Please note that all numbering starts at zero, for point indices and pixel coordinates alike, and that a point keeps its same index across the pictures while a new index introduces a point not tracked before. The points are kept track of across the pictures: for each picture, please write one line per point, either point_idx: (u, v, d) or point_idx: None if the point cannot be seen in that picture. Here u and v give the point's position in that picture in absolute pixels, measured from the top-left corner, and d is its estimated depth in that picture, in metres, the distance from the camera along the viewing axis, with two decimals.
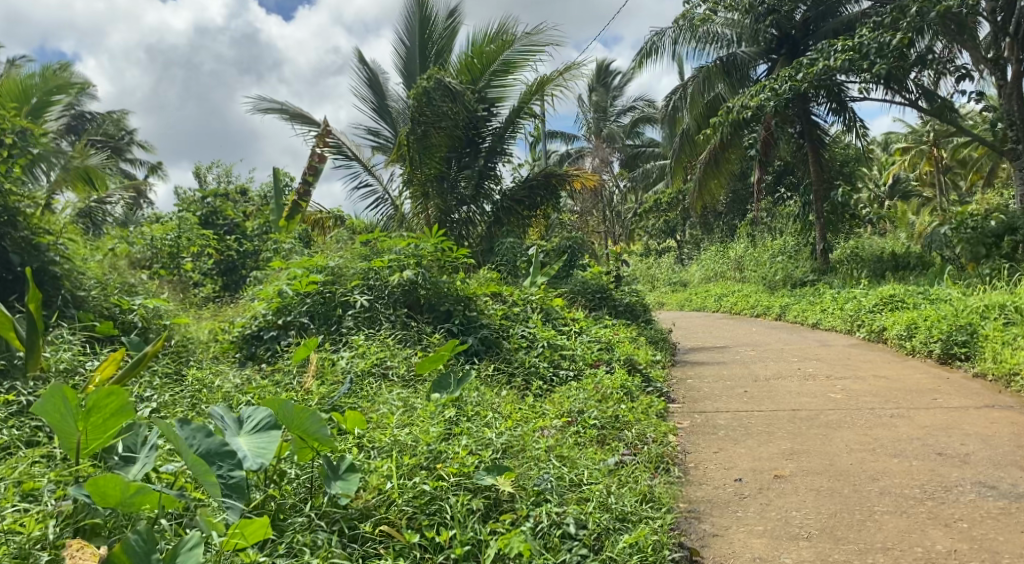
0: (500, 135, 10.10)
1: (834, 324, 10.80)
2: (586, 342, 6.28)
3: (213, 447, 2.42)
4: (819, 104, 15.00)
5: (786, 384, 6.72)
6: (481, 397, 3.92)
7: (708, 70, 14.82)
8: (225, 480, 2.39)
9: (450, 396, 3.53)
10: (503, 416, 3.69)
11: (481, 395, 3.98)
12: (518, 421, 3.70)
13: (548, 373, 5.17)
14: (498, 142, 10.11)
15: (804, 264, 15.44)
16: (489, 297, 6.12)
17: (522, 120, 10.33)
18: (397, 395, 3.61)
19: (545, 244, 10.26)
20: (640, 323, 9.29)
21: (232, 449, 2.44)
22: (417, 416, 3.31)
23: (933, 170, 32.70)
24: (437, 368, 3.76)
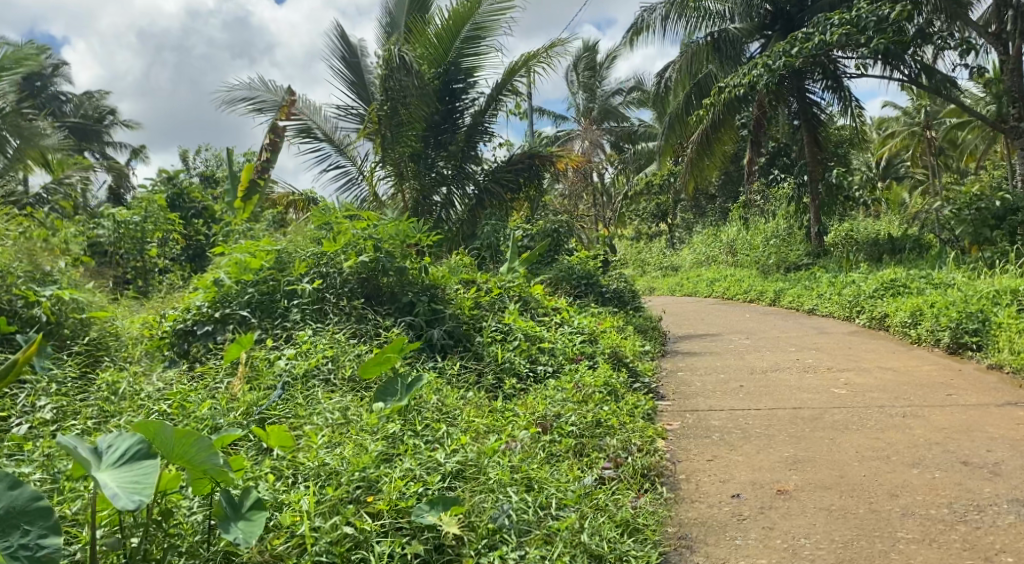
0: (481, 114, 9.56)
1: (832, 311, 10.31)
2: (568, 333, 5.75)
3: (18, 506, 2.06)
4: (814, 82, 14.37)
5: (785, 377, 6.22)
6: (440, 405, 3.39)
7: (696, 49, 14.35)
8: (34, 550, 2.05)
9: (398, 404, 3.01)
10: (461, 428, 3.18)
11: (440, 402, 3.45)
12: (480, 434, 3.17)
13: (523, 372, 4.64)
14: (479, 119, 9.56)
15: (798, 247, 14.94)
16: (462, 285, 5.58)
17: (504, 97, 9.73)
18: (335, 403, 3.08)
19: (529, 227, 9.67)
20: (628, 311, 8.77)
21: (45, 508, 2.09)
22: (354, 431, 2.79)
23: (925, 151, 32.27)
24: (384, 373, 3.29)
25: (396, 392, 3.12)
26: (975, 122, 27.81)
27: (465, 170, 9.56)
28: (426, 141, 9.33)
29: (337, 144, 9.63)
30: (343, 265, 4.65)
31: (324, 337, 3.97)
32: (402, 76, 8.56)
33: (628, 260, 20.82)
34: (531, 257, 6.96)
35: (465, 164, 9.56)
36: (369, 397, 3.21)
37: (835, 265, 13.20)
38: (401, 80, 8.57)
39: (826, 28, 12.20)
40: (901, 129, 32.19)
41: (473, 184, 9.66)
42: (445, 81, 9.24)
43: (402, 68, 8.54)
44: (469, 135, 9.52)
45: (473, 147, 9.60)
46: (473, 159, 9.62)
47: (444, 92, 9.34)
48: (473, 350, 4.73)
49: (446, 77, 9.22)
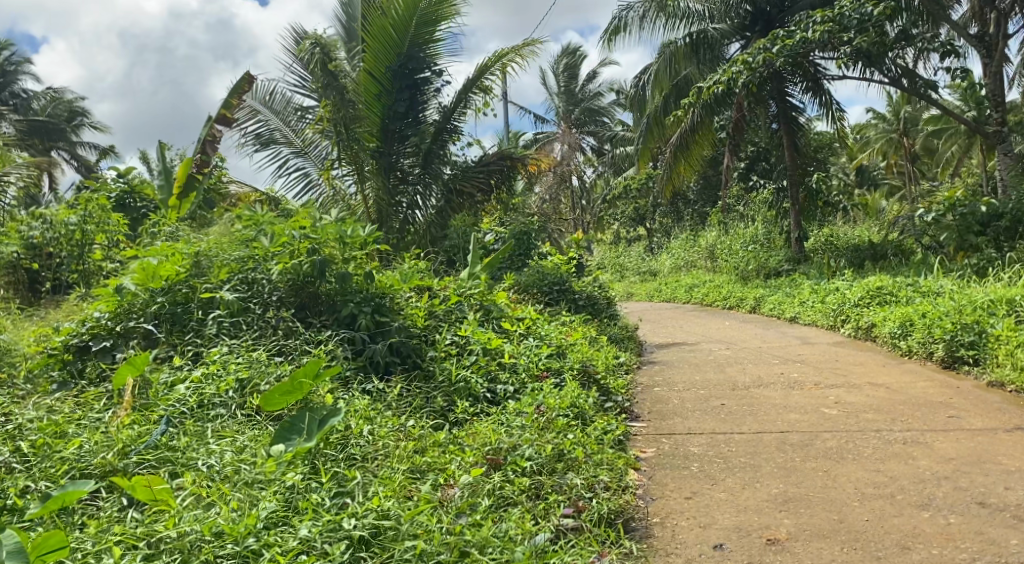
0: (449, 113, 9.00)
1: (815, 319, 9.87)
2: (532, 346, 5.19)
3: None
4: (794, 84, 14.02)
5: (770, 394, 5.72)
6: (371, 446, 2.93)
7: (676, 51, 13.93)
8: None
9: (303, 446, 2.68)
10: (387, 478, 2.67)
11: (372, 442, 2.96)
12: (407, 489, 2.63)
13: (480, 394, 4.11)
14: (446, 120, 9.01)
15: (777, 253, 14.53)
16: (415, 292, 5.02)
17: (473, 96, 9.16)
18: (221, 447, 2.70)
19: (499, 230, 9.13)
20: (601, 320, 8.26)
21: None
22: (232, 485, 2.46)
23: (902, 158, 32.26)
24: (291, 405, 2.92)
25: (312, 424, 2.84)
26: (951, 128, 27.71)
27: (432, 168, 9.02)
28: (386, 136, 8.74)
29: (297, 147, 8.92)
30: (269, 270, 4.07)
31: (237, 361, 3.39)
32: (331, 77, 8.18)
33: (606, 264, 20.35)
34: (497, 261, 6.41)
35: (430, 160, 9.01)
36: (268, 436, 2.86)
37: (817, 272, 12.80)
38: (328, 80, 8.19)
39: (807, 26, 11.79)
40: (878, 135, 32.07)
41: (440, 182, 9.10)
42: (410, 69, 8.56)
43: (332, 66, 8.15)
44: (438, 129, 8.98)
45: (443, 143, 9.08)
46: (439, 157, 9.08)
47: (408, 81, 8.63)
48: (422, 370, 4.21)
49: (411, 64, 8.52)
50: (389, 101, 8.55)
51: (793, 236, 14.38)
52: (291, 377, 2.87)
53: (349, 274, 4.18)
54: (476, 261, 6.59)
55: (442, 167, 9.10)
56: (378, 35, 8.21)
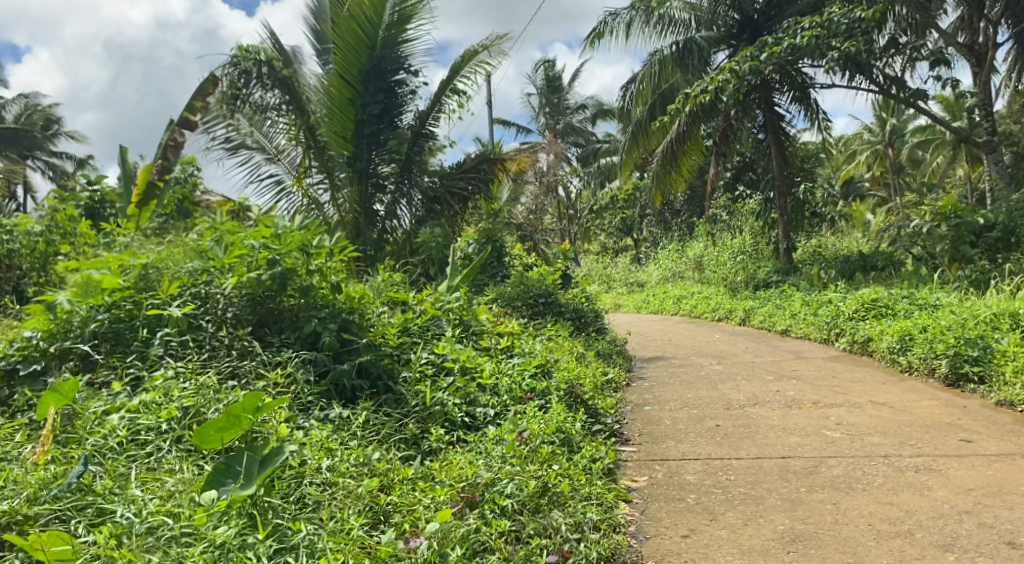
0: (424, 118, 8.74)
1: (808, 332, 9.58)
2: (514, 364, 4.84)
3: None
4: (782, 94, 13.82)
5: (767, 414, 5.41)
6: (327, 496, 2.67)
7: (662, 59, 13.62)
8: None
9: (239, 493, 2.48)
10: (340, 548, 2.35)
11: (326, 490, 2.71)
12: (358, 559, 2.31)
13: (456, 418, 3.82)
14: (422, 124, 8.75)
15: (765, 263, 14.28)
16: (389, 307, 4.68)
17: (448, 100, 8.92)
18: (145, 494, 2.48)
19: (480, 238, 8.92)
20: (588, 334, 7.92)
21: None
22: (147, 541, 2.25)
23: (888, 170, 32.27)
24: (227, 439, 2.72)
25: (249, 463, 2.64)
26: (937, 139, 27.65)
27: (409, 176, 8.78)
28: (360, 142, 8.46)
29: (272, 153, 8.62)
30: (221, 285, 3.71)
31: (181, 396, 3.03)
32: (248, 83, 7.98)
33: (592, 275, 20.05)
34: (477, 273, 6.06)
35: (408, 167, 8.77)
36: (198, 479, 2.64)
37: (807, 282, 12.55)
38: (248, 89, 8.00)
39: (796, 34, 11.58)
40: (864, 146, 31.99)
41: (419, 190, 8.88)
42: (381, 69, 8.33)
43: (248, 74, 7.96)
44: (415, 132, 8.70)
45: (420, 149, 8.84)
46: (417, 164, 8.86)
47: (380, 82, 8.38)
48: (392, 394, 3.90)
49: (383, 64, 8.30)
50: (362, 105, 8.33)
51: (781, 246, 14.13)
52: (227, 411, 2.65)
53: (313, 287, 3.85)
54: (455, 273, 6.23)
55: (421, 173, 8.90)
56: (351, 35, 8.04)
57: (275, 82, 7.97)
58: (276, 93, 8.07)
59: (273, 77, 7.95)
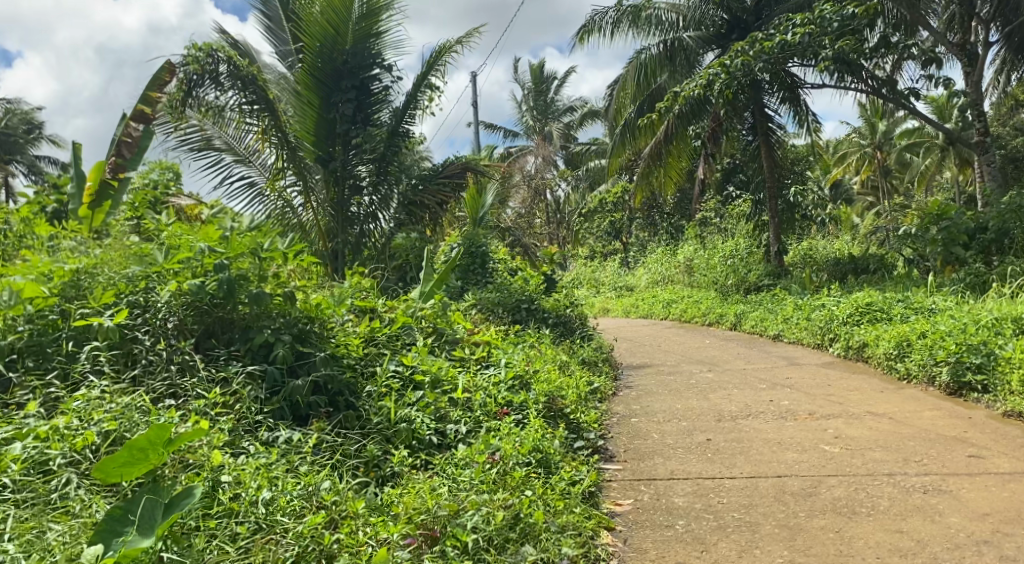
0: (401, 115, 8.39)
1: (801, 338, 9.29)
2: (489, 377, 4.50)
3: None
4: (771, 95, 13.53)
5: (761, 427, 5.09)
6: (257, 541, 2.38)
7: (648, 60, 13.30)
8: None
9: (132, 546, 2.19)
10: None
11: (255, 540, 2.38)
12: None
13: (424, 437, 3.53)
14: (399, 122, 8.38)
15: (755, 266, 14.01)
16: (354, 315, 4.33)
17: (424, 96, 8.62)
18: (38, 549, 2.22)
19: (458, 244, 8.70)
20: (573, 340, 7.60)
21: None
22: None
23: (876, 172, 32.18)
24: (128, 470, 2.44)
25: (150, 508, 2.36)
26: (925, 142, 27.56)
27: (387, 177, 8.43)
28: (331, 138, 8.22)
29: (241, 155, 8.22)
30: (160, 292, 3.34)
31: (103, 424, 2.68)
32: (201, 86, 7.41)
33: (581, 279, 19.71)
34: (451, 277, 5.70)
35: (385, 167, 8.38)
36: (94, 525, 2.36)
37: (798, 285, 12.28)
38: (201, 92, 7.44)
39: (787, 31, 11.31)
40: (852, 148, 31.85)
41: (397, 192, 8.60)
42: (353, 65, 8.06)
43: (201, 75, 7.38)
44: (392, 130, 8.31)
45: (397, 148, 8.40)
46: (394, 164, 8.43)
47: (353, 79, 8.09)
48: (354, 410, 3.58)
49: (354, 60, 8.04)
50: (333, 103, 8.09)
51: (772, 249, 13.86)
52: (128, 446, 2.37)
53: (265, 296, 3.44)
54: (429, 278, 5.86)
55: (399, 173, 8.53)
56: (316, 30, 7.81)
57: (234, 81, 7.47)
58: (234, 93, 7.55)
59: (232, 76, 7.44)
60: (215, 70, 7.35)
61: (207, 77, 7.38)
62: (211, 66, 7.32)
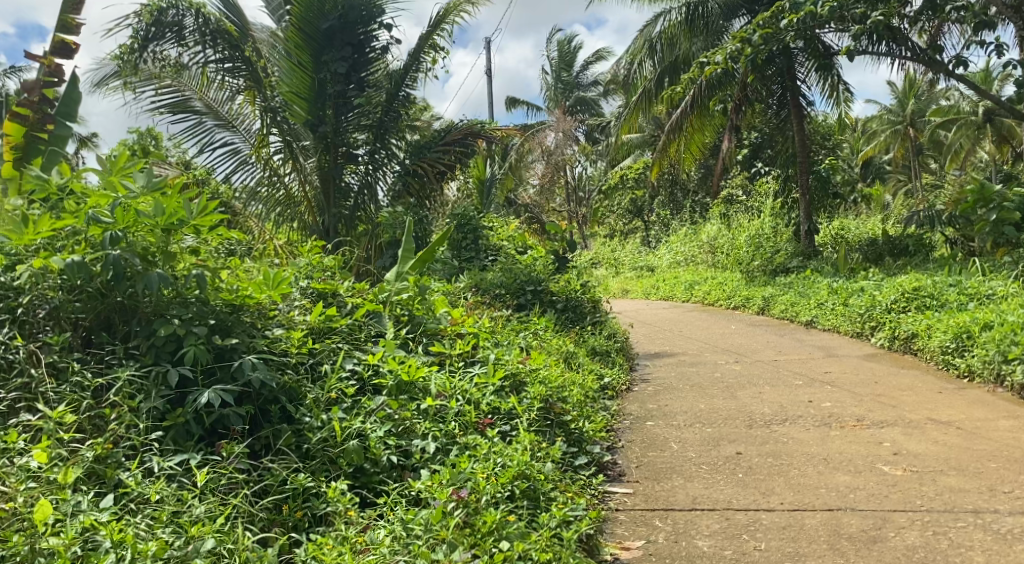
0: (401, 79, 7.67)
1: (837, 325, 8.42)
2: (473, 374, 3.73)
3: None
4: (802, 65, 12.61)
5: (801, 437, 4.27)
6: None
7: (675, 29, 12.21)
8: None
9: None
10: None
11: None
12: None
13: (381, 457, 2.82)
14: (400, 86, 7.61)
15: (784, 246, 13.09)
16: (305, 298, 3.59)
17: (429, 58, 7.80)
18: None
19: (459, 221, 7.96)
20: (583, 327, 6.79)
21: None
22: None
23: (907, 150, 30.84)
24: None
25: None
26: (960, 119, 26.26)
27: (385, 146, 7.76)
28: (321, 100, 7.37)
29: (224, 120, 7.47)
30: (20, 270, 2.69)
31: None
32: (161, 40, 6.73)
33: (599, 259, 18.85)
34: (434, 256, 4.90)
35: (383, 135, 7.69)
36: None
37: (831, 267, 11.37)
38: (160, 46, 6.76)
39: None
40: (884, 125, 30.44)
41: (393, 162, 7.90)
42: (348, 19, 7.26)
43: (162, 28, 6.68)
44: (391, 98, 7.60)
45: (396, 116, 7.70)
46: (394, 131, 7.77)
47: (347, 36, 7.36)
48: (292, 422, 2.86)
49: (350, 13, 7.22)
50: (324, 61, 7.27)
51: (802, 228, 12.87)
52: None
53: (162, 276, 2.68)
54: (409, 258, 5.02)
55: (395, 141, 7.86)
56: None
57: (199, 37, 6.80)
58: (199, 49, 6.88)
59: (197, 32, 6.77)
60: (179, 23, 6.70)
61: (168, 31, 6.70)
62: (175, 19, 6.68)
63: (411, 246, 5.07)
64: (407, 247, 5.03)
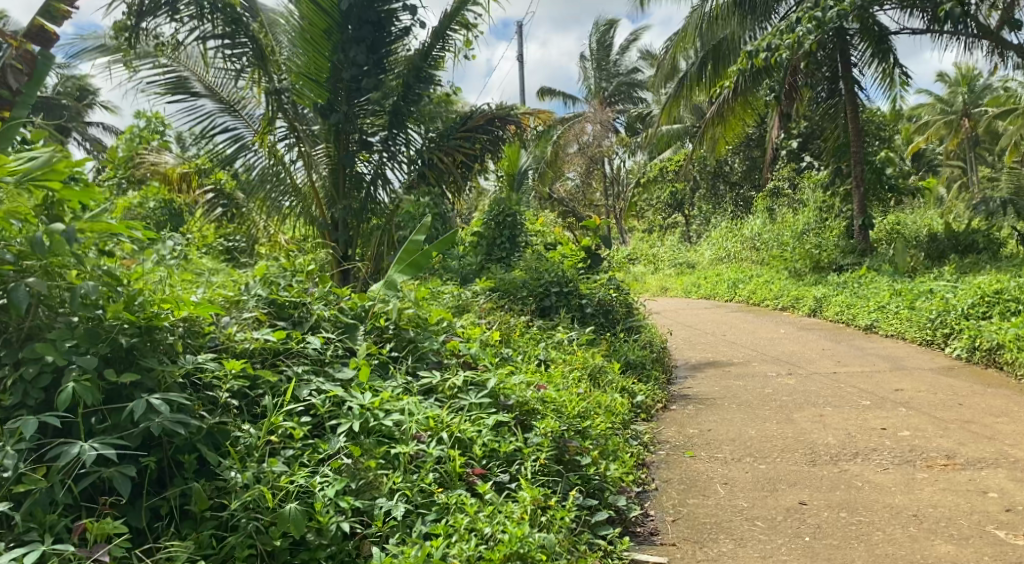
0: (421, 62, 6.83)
1: (901, 331, 7.51)
2: (470, 400, 3.00)
3: None
4: (857, 49, 11.40)
5: (879, 480, 3.46)
6: None
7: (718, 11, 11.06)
8: None
9: None
10: None
11: None
12: None
13: (329, 526, 2.13)
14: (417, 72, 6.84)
15: (835, 242, 12.09)
16: (259, 308, 2.90)
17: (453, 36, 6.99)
18: None
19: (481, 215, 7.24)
20: (614, 335, 6.02)
21: None
22: None
23: (962, 142, 29.23)
24: None
25: None
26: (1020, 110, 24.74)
27: (399, 134, 7.02)
28: (336, 90, 6.60)
29: (225, 104, 6.86)
30: None
31: None
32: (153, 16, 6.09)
33: (636, 255, 17.96)
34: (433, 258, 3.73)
35: (399, 119, 6.93)
36: None
37: (889, 264, 10.39)
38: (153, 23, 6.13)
39: None
40: (936, 116, 28.93)
41: (409, 150, 7.14)
42: None
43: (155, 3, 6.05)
44: (406, 81, 6.82)
45: (416, 99, 6.96)
46: (411, 117, 7.01)
47: (367, 13, 6.47)
48: (213, 478, 2.18)
49: None
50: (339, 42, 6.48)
51: (855, 223, 11.77)
52: None
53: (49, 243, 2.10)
54: (405, 258, 3.74)
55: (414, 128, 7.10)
56: None
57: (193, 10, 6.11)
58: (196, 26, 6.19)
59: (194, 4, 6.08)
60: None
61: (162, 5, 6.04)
62: None
63: (416, 241, 3.78)
64: (410, 241, 3.77)
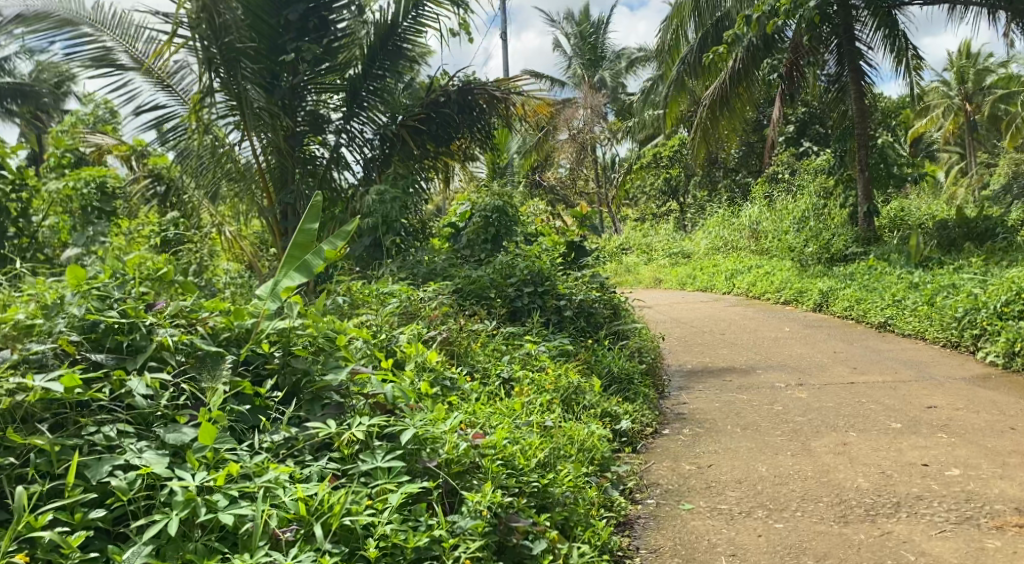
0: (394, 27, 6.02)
1: (921, 331, 6.66)
2: (375, 463, 2.10)
3: None
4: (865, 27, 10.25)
5: (930, 548, 2.64)
6: None
7: None
8: None
9: None
10: None
11: None
12: None
13: None
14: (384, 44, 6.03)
15: (840, 229, 11.20)
16: (66, 336, 2.09)
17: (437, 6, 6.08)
18: None
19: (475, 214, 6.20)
20: (597, 342, 5.14)
21: None
22: None
23: (963, 125, 28.24)
24: None
25: None
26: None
27: (360, 112, 6.08)
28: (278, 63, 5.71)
29: (155, 77, 5.76)
30: None
31: None
32: None
33: (629, 244, 16.98)
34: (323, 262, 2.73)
35: (358, 97, 6.05)
36: None
37: (899, 253, 9.52)
38: None
39: None
40: (937, 98, 27.91)
41: (373, 130, 6.13)
42: None
43: None
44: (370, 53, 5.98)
45: (379, 75, 6.11)
46: (372, 95, 6.11)
47: None
48: None
49: None
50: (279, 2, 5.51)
51: (860, 210, 10.85)
52: None
53: None
54: (295, 256, 2.76)
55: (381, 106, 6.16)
56: None
57: None
58: None
59: None
60: None
61: None
62: None
63: (308, 229, 2.78)
64: (301, 232, 2.78)
